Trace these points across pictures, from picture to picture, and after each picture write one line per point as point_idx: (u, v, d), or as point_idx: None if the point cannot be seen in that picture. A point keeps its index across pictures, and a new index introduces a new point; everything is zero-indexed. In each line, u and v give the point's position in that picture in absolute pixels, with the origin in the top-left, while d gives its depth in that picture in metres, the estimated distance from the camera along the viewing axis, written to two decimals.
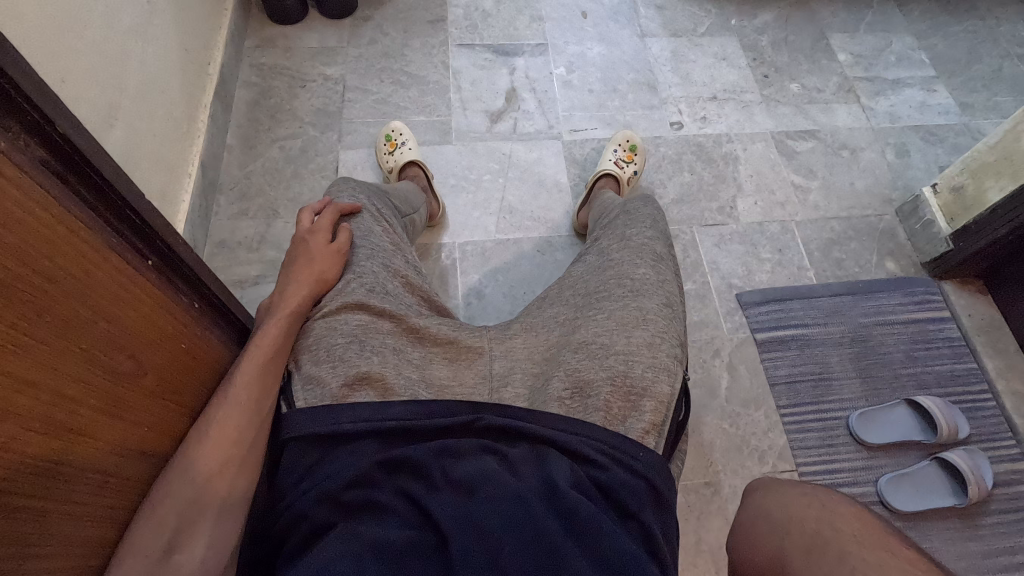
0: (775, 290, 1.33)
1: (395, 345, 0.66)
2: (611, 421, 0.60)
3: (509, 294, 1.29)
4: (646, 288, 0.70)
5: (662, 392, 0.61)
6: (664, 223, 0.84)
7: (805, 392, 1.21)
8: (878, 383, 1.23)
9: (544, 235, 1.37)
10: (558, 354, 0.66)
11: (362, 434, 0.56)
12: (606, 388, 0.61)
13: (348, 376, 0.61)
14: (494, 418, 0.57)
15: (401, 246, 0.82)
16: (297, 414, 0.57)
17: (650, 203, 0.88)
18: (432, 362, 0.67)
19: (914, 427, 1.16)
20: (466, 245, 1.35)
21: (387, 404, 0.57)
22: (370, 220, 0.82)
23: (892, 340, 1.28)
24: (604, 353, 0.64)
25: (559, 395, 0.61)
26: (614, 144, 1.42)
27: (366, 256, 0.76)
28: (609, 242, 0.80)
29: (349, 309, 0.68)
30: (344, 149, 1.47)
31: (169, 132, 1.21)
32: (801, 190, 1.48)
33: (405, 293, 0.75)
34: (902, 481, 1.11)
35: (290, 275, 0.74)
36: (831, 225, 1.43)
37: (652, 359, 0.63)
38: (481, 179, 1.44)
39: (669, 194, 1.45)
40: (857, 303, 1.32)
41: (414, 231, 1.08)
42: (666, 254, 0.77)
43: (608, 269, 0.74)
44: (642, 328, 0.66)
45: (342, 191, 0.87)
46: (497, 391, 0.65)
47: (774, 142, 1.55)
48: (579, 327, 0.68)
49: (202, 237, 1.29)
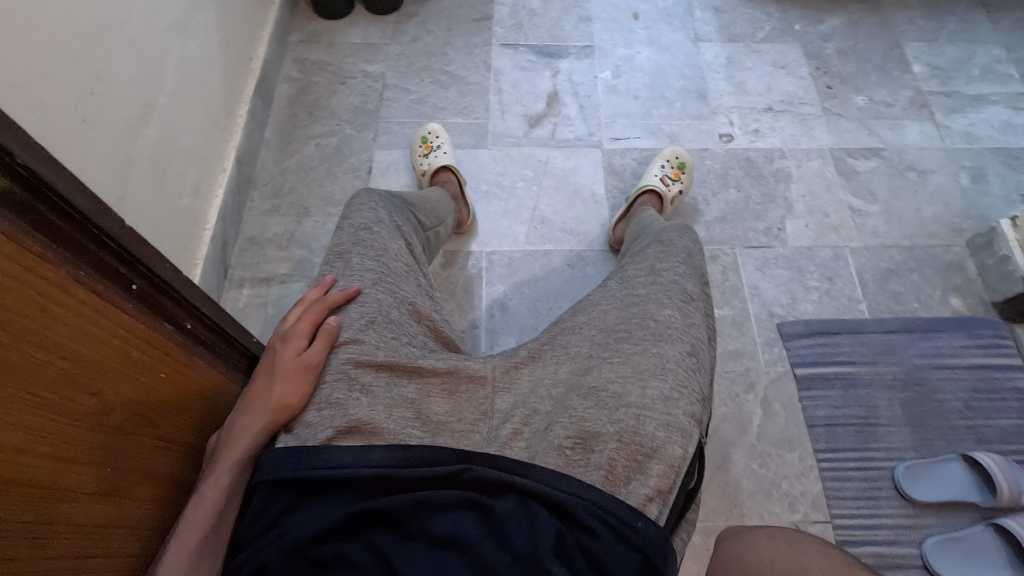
0: (820, 322, 1.23)
1: (389, 379, 0.62)
2: (613, 483, 0.54)
3: (533, 307, 1.24)
4: (670, 334, 0.64)
5: (673, 455, 0.55)
6: (699, 258, 0.78)
7: (846, 437, 1.12)
8: (931, 434, 1.12)
9: (575, 248, 1.32)
10: (564, 399, 0.61)
11: (338, 482, 0.51)
12: (614, 445, 0.56)
13: (337, 424, 0.56)
14: (484, 468, 0.52)
15: (416, 270, 0.78)
16: (272, 454, 0.53)
17: (687, 235, 0.82)
18: (431, 394, 0.62)
19: (968, 486, 1.05)
20: (494, 254, 1.31)
21: (370, 448, 0.52)
22: (389, 241, 0.77)
23: (951, 388, 1.16)
24: (613, 402, 0.58)
25: (561, 444, 0.56)
26: (662, 160, 1.35)
27: (370, 275, 0.71)
28: (636, 275, 0.74)
29: (339, 347, 0.64)
30: (379, 149, 1.45)
31: (207, 128, 1.22)
32: (858, 213, 1.36)
33: (411, 321, 0.70)
34: (950, 545, 1.00)
35: (245, 406, 0.62)
36: (890, 253, 1.31)
37: (666, 415, 0.58)
38: (514, 186, 1.40)
39: (712, 212, 1.36)
40: (914, 343, 1.21)
41: (436, 248, 1.03)
42: (697, 294, 0.71)
43: (631, 306, 0.68)
44: (660, 378, 0.60)
45: (363, 204, 0.82)
46: (493, 428, 0.61)
47: (831, 160, 1.44)
48: (589, 371, 0.63)
49: (233, 233, 1.31)
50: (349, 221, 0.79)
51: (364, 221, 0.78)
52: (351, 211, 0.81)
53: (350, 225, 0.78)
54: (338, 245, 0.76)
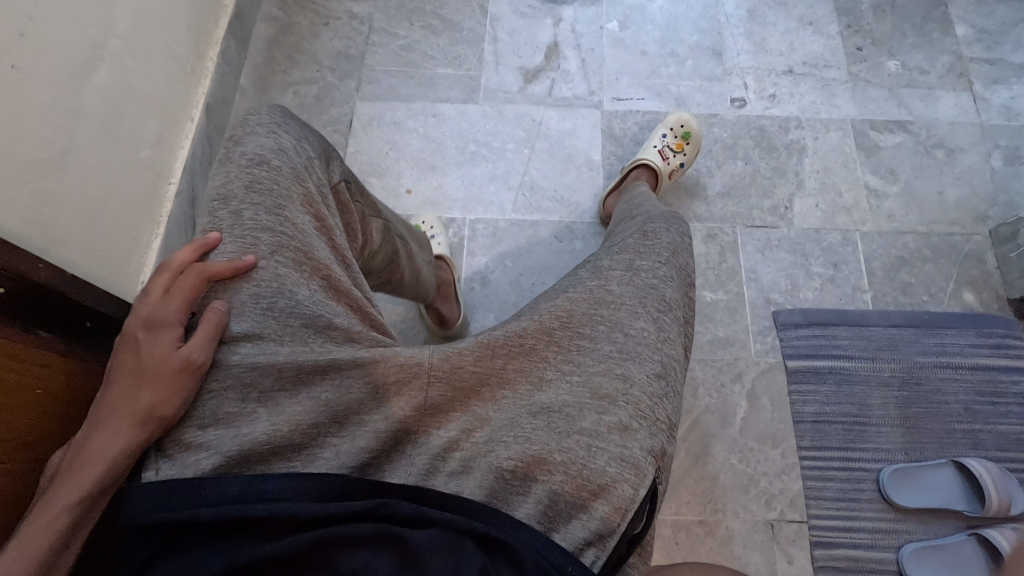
0: (820, 312, 1.16)
1: (293, 380, 0.53)
2: (551, 519, 0.50)
3: (515, 283, 1.18)
4: (640, 353, 0.56)
5: (620, 496, 0.49)
6: (687, 257, 0.68)
7: (833, 435, 1.07)
8: (923, 436, 1.06)
9: (565, 220, 1.23)
10: (509, 411, 0.54)
11: (227, 520, 0.45)
12: (561, 477, 0.50)
13: (229, 453, 0.50)
14: (399, 503, 0.47)
15: (328, 226, 0.64)
16: (139, 491, 0.46)
17: (676, 226, 0.71)
18: (349, 390, 0.53)
19: (955, 494, 1.01)
20: (478, 223, 1.23)
21: (267, 477, 0.47)
22: (286, 182, 0.61)
23: (951, 389, 1.10)
24: (565, 426, 0.52)
25: (500, 467, 0.51)
26: (665, 128, 1.24)
27: (267, 242, 0.58)
28: (613, 266, 0.63)
29: (231, 342, 0.55)
30: (362, 101, 1.35)
31: (170, 74, 1.13)
32: (875, 194, 1.26)
33: (327, 298, 0.59)
34: (929, 553, 0.97)
35: (98, 419, 0.51)
36: (904, 240, 1.22)
37: (620, 448, 0.51)
38: (504, 147, 1.30)
39: (716, 185, 1.26)
40: (917, 340, 1.13)
41: (377, 236, 0.77)
42: (677, 302, 0.61)
43: (601, 308, 0.59)
44: (620, 406, 0.53)
45: (260, 127, 0.63)
46: (433, 437, 0.54)
47: (852, 133, 1.31)
48: (545, 387, 0.55)
49: (203, 188, 1.24)
50: (240, 151, 0.62)
51: (261, 154, 0.61)
52: (243, 135, 0.63)
53: (243, 155, 0.62)
54: (225, 183, 0.60)
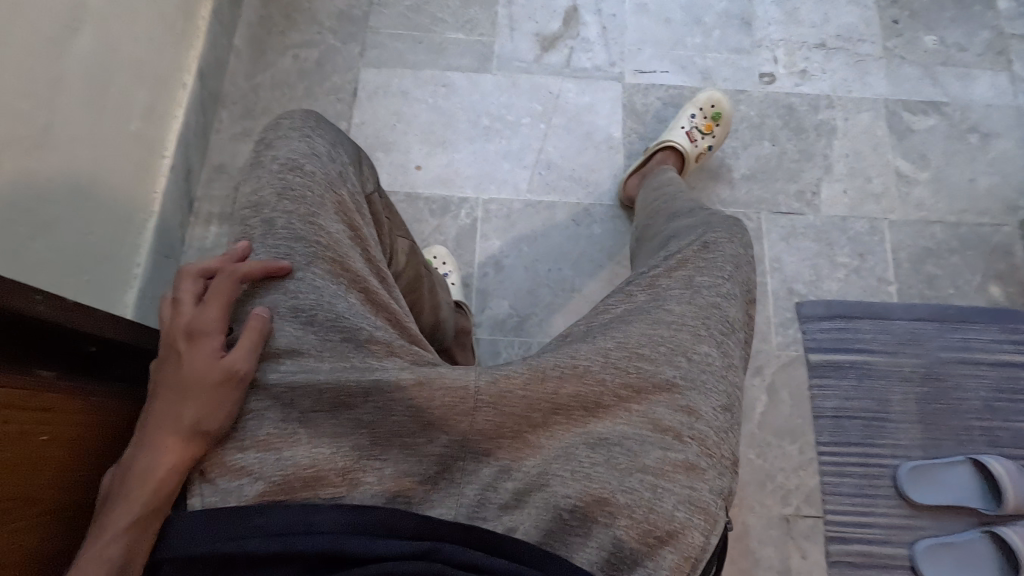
0: (843, 303, 1.13)
1: (336, 404, 0.50)
2: (616, 566, 0.47)
3: (530, 269, 1.13)
4: (704, 382, 0.52)
5: (690, 544, 0.47)
6: (748, 269, 0.63)
7: (852, 430, 1.05)
8: (942, 433, 1.05)
9: (582, 201, 1.18)
10: (563, 439, 0.51)
11: (268, 557, 0.43)
12: (627, 521, 0.47)
13: (272, 478, 0.47)
14: (452, 547, 0.43)
15: (363, 236, 0.60)
16: (181, 522, 0.45)
17: (737, 234, 0.65)
18: (392, 413, 0.50)
19: (971, 492, 1.00)
20: (491, 203, 1.17)
21: (314, 509, 0.45)
22: (319, 189, 0.57)
23: (972, 386, 1.08)
24: (627, 464, 0.49)
25: (559, 506, 0.48)
26: (693, 107, 1.17)
27: (302, 253, 0.55)
28: (669, 285, 0.59)
29: (274, 357, 0.52)
30: (366, 67, 1.25)
31: (158, 36, 1.04)
32: (905, 180, 1.21)
33: (364, 311, 0.55)
34: (942, 550, 0.97)
35: (145, 437, 0.48)
36: (933, 230, 1.17)
37: (688, 490, 0.48)
38: (519, 122, 1.22)
39: (741, 168, 1.21)
40: (941, 334, 1.11)
41: (402, 257, 0.73)
42: (739, 322, 0.58)
43: (661, 328, 0.54)
44: (684, 442, 0.50)
45: (292, 130, 0.61)
46: (483, 468, 0.50)
47: (884, 114, 1.25)
48: (603, 415, 0.52)
49: (198, 160, 1.16)
50: (271, 155, 0.59)
51: (294, 157, 0.58)
52: (275, 138, 0.61)
53: (275, 160, 0.59)
54: (257, 190, 0.58)
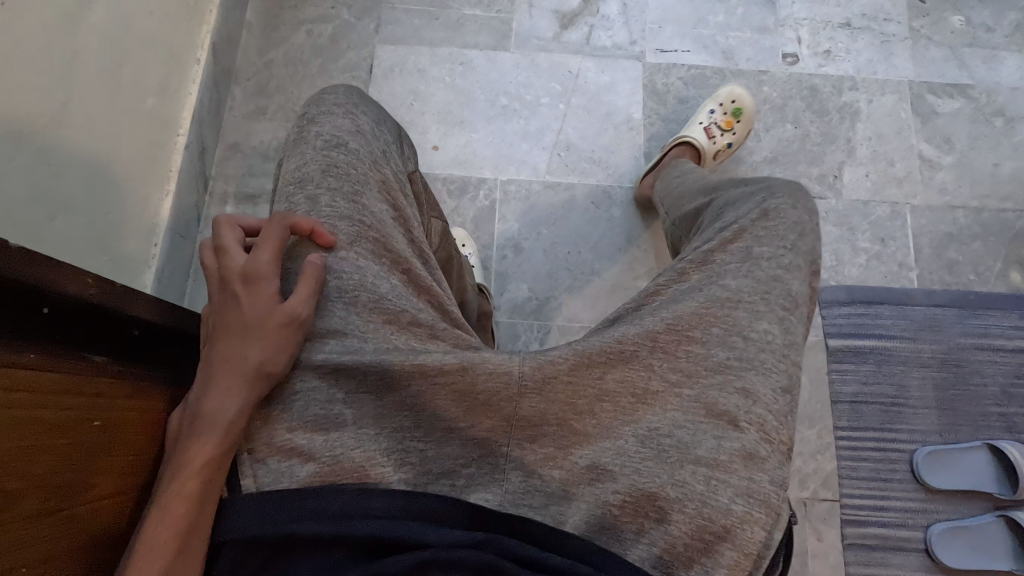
0: (863, 289, 1.12)
1: (380, 385, 0.50)
2: (671, 563, 0.48)
3: (550, 252, 1.12)
4: (763, 362, 0.51)
5: (752, 540, 0.47)
6: (813, 239, 0.59)
7: (871, 415, 1.06)
8: (959, 418, 1.06)
9: (602, 183, 1.16)
10: (609, 428, 0.51)
11: (327, 539, 0.44)
12: (681, 517, 0.48)
13: (320, 458, 0.48)
14: (505, 539, 0.44)
15: (406, 215, 0.59)
16: (239, 503, 0.45)
17: (801, 202, 0.61)
18: (434, 397, 0.50)
19: (988, 476, 1.01)
20: (510, 185, 1.16)
21: (370, 494, 0.46)
22: (364, 167, 0.57)
23: (990, 371, 1.08)
24: (677, 456, 0.49)
25: (607, 503, 0.49)
26: (714, 103, 1.15)
27: (345, 231, 0.54)
28: (727, 259, 0.56)
29: (316, 338, 0.52)
30: (381, 44, 1.23)
31: (172, 9, 1.01)
32: (928, 165, 1.19)
33: (407, 292, 0.55)
34: (957, 533, 0.98)
35: (207, 380, 0.48)
36: (955, 215, 1.16)
37: (746, 483, 0.48)
38: (537, 102, 1.20)
39: (763, 150, 1.19)
40: (960, 320, 1.10)
41: (435, 238, 0.72)
42: (801, 299, 0.55)
43: (714, 308, 0.53)
44: (740, 429, 0.50)
45: (335, 106, 0.60)
46: (529, 453, 0.50)
47: (908, 96, 1.23)
48: (653, 402, 0.51)
49: (212, 138, 1.14)
50: (315, 130, 0.59)
51: (337, 135, 0.58)
52: (318, 113, 0.60)
53: (319, 135, 0.59)
54: (301, 166, 0.57)
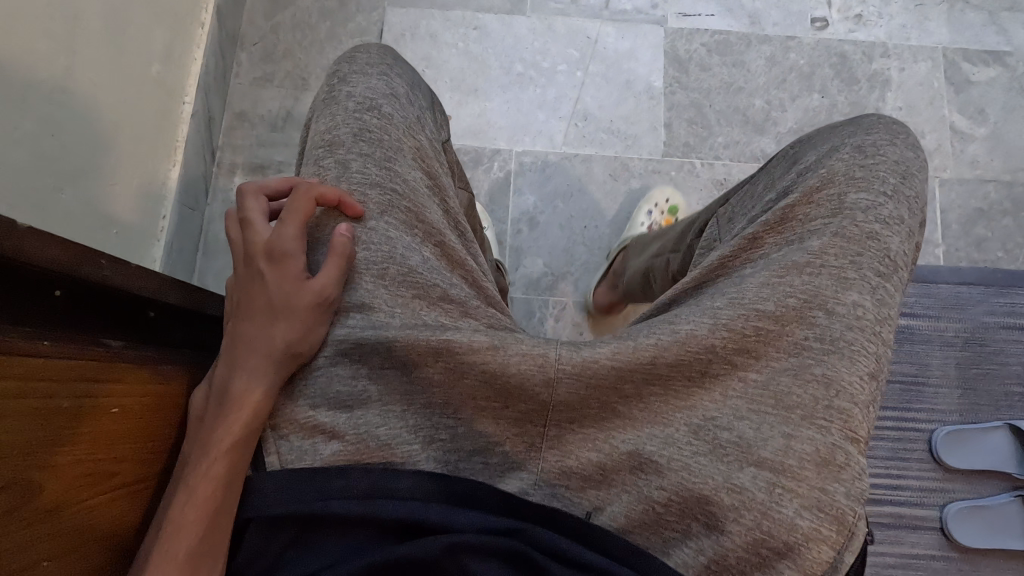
0: None
1: (406, 362, 0.48)
2: (720, 573, 0.45)
3: (567, 226, 1.09)
4: (849, 343, 0.47)
5: (816, 561, 0.43)
6: (917, 182, 0.54)
7: (890, 395, 1.04)
8: (980, 398, 1.04)
9: (621, 155, 1.13)
10: (658, 411, 0.49)
11: (354, 518, 0.44)
12: (736, 528, 0.45)
13: (346, 435, 0.47)
14: (538, 530, 0.43)
15: (440, 185, 0.57)
16: (263, 480, 0.44)
17: (897, 138, 0.55)
18: (464, 374, 0.48)
19: (1008, 457, 0.99)
20: (525, 156, 1.12)
21: (398, 475, 0.45)
22: (397, 133, 0.55)
23: (1015, 351, 1.06)
24: (737, 455, 0.46)
25: (652, 498, 0.47)
26: (649, 204, 1.06)
27: (376, 199, 0.52)
28: (813, 214, 0.53)
29: (344, 313, 0.50)
30: (392, 6, 1.17)
31: None
32: (960, 137, 1.15)
33: (440, 266, 0.53)
34: (973, 513, 0.98)
35: (235, 358, 0.47)
36: (986, 190, 1.13)
37: (817, 494, 0.44)
38: (554, 69, 1.16)
39: (787, 121, 1.14)
40: (987, 298, 1.07)
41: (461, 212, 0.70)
42: (904, 257, 0.50)
43: (791, 275, 0.50)
44: (818, 426, 0.45)
45: (367, 65, 0.57)
46: (567, 435, 0.49)
47: (942, 64, 1.18)
48: (710, 386, 0.49)
49: (219, 107, 1.11)
50: (345, 92, 0.55)
51: (368, 97, 0.55)
52: (350, 72, 0.57)
53: (350, 96, 0.55)
54: (331, 128, 0.54)
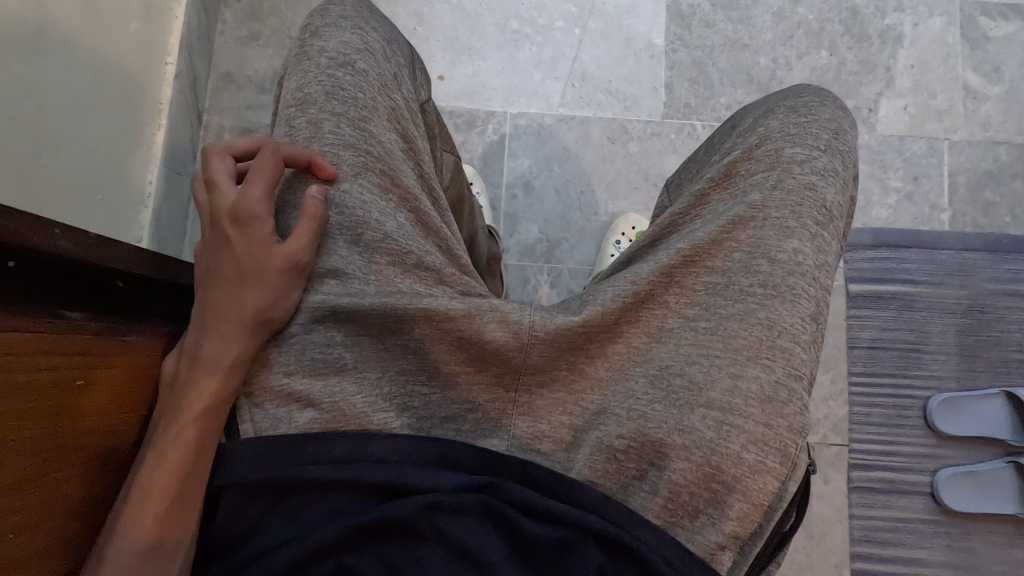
0: (890, 231, 1.07)
1: (382, 330, 0.48)
2: (673, 513, 0.45)
3: (562, 190, 1.07)
4: (792, 288, 0.46)
5: (763, 491, 0.43)
6: (850, 138, 0.52)
7: (886, 362, 1.04)
8: (978, 365, 1.03)
9: (619, 118, 1.09)
10: (620, 368, 0.49)
11: (330, 484, 0.44)
12: (684, 464, 0.45)
13: (321, 406, 0.46)
14: (509, 486, 0.44)
15: (416, 149, 0.55)
16: (237, 450, 0.44)
17: (826, 99, 0.54)
18: (439, 342, 0.48)
19: (1002, 424, 0.99)
20: (520, 119, 1.09)
21: (371, 438, 0.45)
22: (372, 91, 0.52)
23: (1016, 318, 1.04)
24: (688, 398, 0.46)
25: (613, 448, 0.47)
26: (615, 234, 1.01)
27: (350, 161, 0.50)
28: (753, 170, 0.51)
29: (318, 279, 0.49)
30: None
31: None
32: (973, 96, 1.10)
33: (417, 234, 0.52)
34: (965, 478, 0.98)
35: (205, 324, 0.46)
36: (997, 152, 1.09)
37: (762, 429, 0.44)
38: (551, 26, 1.11)
39: (793, 80, 1.10)
40: (991, 265, 1.05)
41: (447, 175, 0.68)
42: (839, 208, 0.49)
43: (737, 231, 0.48)
44: (764, 364, 0.45)
45: (339, 15, 0.54)
46: (538, 399, 0.49)
47: (959, 18, 1.12)
48: (666, 338, 0.48)
49: (204, 67, 1.07)
50: (315, 47, 0.53)
51: (339, 52, 0.52)
52: (322, 25, 0.54)
53: (322, 52, 0.53)
54: (303, 86, 0.52)
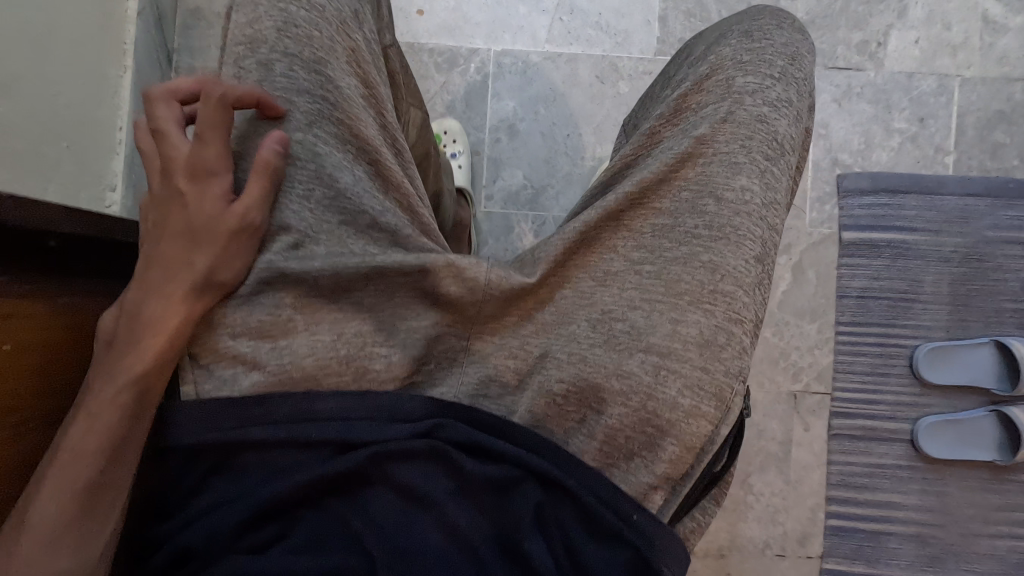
0: (890, 176, 1.02)
1: (332, 290, 0.47)
2: (610, 455, 0.46)
3: (548, 133, 1.03)
4: (737, 229, 0.46)
5: (695, 435, 0.44)
6: (806, 64, 0.51)
7: (875, 312, 1.02)
8: (969, 314, 1.01)
9: (608, 55, 1.03)
10: (569, 315, 0.48)
11: (278, 441, 0.44)
12: (622, 409, 0.45)
13: (268, 369, 0.46)
14: (454, 428, 0.44)
15: (376, 98, 0.52)
16: (180, 412, 0.45)
17: (784, 21, 0.53)
18: (394, 295, 0.48)
19: (988, 373, 0.99)
20: (504, 56, 1.03)
21: (317, 398, 0.45)
22: (329, 30, 0.50)
23: (1014, 267, 1.01)
24: (628, 343, 0.46)
25: (552, 392, 0.47)
26: None
27: (304, 107, 0.49)
28: (704, 102, 0.50)
29: (270, 239, 0.48)
30: None
31: None
32: (992, 28, 1.02)
33: (373, 189, 0.51)
34: (948, 426, 0.99)
35: (149, 280, 0.45)
36: (1012, 90, 1.02)
37: (698, 373, 0.44)
38: None
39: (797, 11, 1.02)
40: (992, 212, 1.01)
41: (413, 130, 0.65)
42: (791, 141, 0.49)
43: (685, 167, 0.48)
44: (705, 309, 0.45)
45: None
46: (484, 343, 0.49)
47: None
48: (609, 282, 0.48)
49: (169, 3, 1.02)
50: None
51: None
52: None
53: None
54: (253, 22, 0.49)
